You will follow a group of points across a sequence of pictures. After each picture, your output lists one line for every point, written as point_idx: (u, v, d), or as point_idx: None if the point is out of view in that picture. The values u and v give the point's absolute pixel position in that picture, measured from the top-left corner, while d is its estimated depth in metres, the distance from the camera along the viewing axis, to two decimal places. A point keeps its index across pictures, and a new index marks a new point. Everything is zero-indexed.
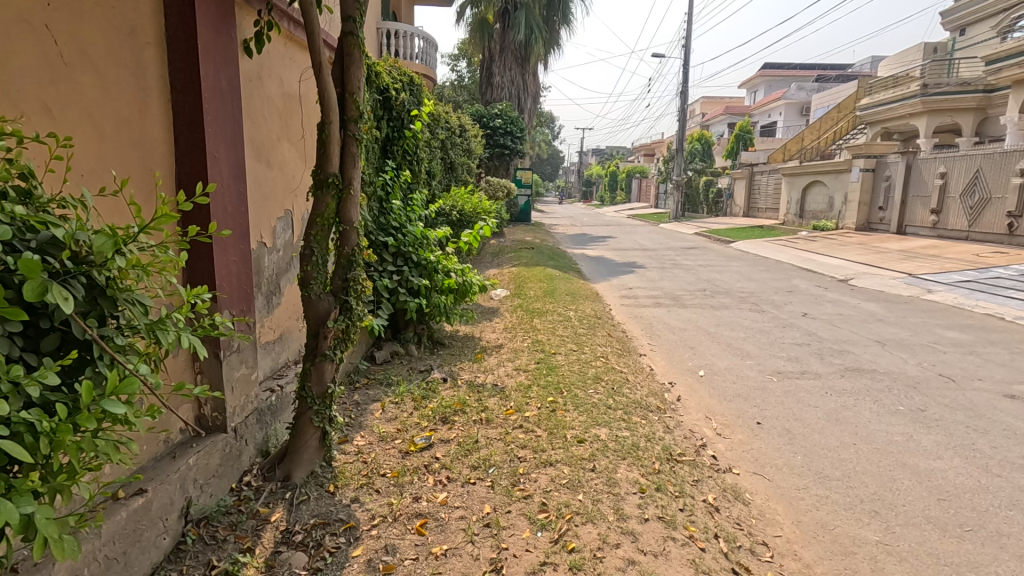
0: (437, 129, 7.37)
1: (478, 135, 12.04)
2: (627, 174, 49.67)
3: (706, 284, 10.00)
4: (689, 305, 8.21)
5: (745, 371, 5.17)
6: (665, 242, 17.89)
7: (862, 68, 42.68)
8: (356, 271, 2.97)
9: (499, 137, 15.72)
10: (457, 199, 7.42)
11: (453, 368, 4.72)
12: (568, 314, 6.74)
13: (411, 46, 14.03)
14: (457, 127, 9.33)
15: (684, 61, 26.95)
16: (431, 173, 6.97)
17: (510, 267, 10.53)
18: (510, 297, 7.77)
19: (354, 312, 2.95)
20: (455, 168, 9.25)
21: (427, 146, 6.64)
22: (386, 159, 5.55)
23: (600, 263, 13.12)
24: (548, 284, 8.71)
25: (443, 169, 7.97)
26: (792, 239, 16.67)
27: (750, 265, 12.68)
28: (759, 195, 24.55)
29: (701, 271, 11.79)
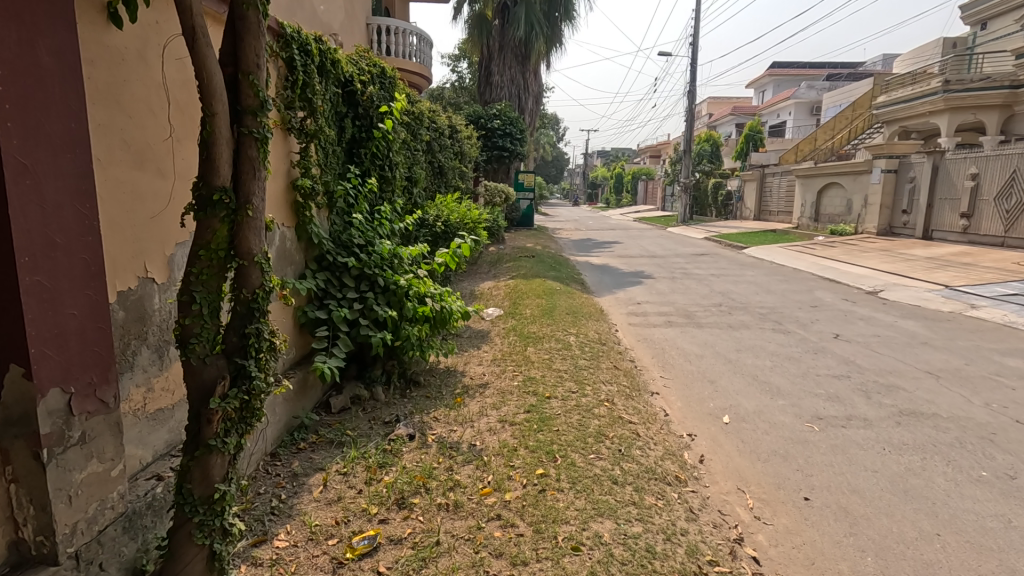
0: (419, 129, 6.53)
1: (474, 137, 11.25)
2: (633, 176, 48.74)
3: (721, 298, 9.12)
4: (704, 325, 7.33)
5: (778, 415, 4.30)
6: (673, 248, 17.00)
7: (874, 66, 41.67)
8: (259, 322, 2.14)
9: (498, 139, 14.90)
10: (442, 208, 6.59)
11: (425, 420, 3.88)
12: (568, 340, 5.87)
13: (406, 44, 13.29)
14: (446, 129, 8.50)
15: (692, 58, 26.04)
16: (411, 178, 6.15)
17: (506, 279, 9.69)
18: (503, 318, 6.90)
19: (256, 381, 2.11)
20: (444, 173, 8.41)
21: (406, 148, 5.82)
22: (352, 163, 4.73)
23: (605, 272, 12.28)
24: (547, 301, 7.85)
25: (428, 173, 7.14)
26: (808, 245, 15.73)
27: (766, 275, 11.79)
28: (770, 197, 23.62)
29: (714, 281, 10.92)
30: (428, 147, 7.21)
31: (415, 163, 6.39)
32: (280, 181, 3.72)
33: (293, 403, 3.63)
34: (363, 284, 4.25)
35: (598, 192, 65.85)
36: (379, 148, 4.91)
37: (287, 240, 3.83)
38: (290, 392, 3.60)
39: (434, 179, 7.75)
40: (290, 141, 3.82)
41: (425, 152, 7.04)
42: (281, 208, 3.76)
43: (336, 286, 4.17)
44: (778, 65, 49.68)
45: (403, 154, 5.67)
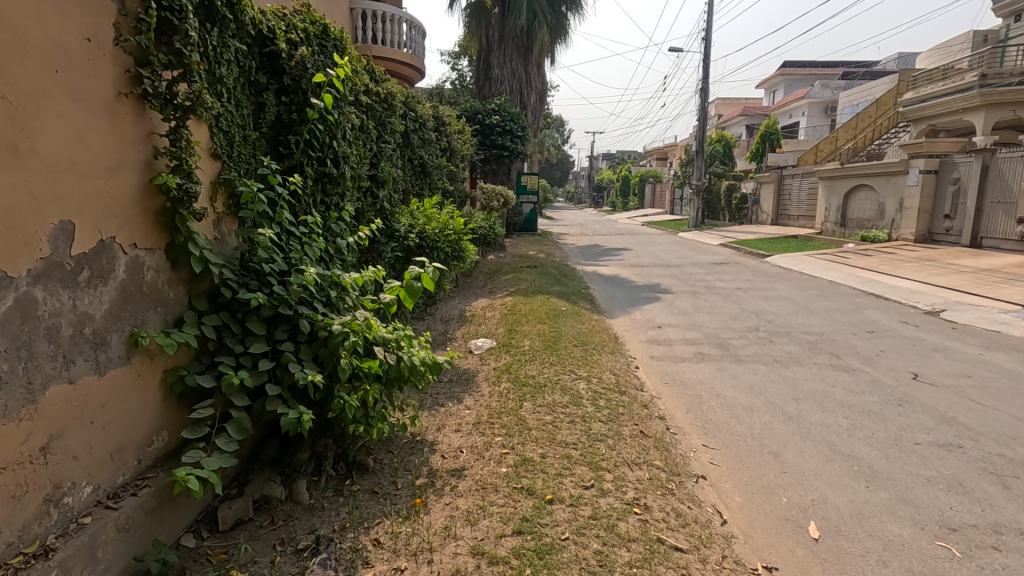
0: (386, 118, 5.17)
1: (467, 133, 9.93)
2: (640, 178, 47.30)
3: (757, 320, 7.74)
4: (744, 359, 5.95)
5: (888, 524, 2.93)
6: (688, 256, 15.61)
7: (888, 66, 40.33)
8: None
9: (497, 138, 13.51)
10: (417, 216, 5.24)
11: (359, 548, 2.53)
12: (578, 390, 4.44)
13: (398, 32, 11.97)
14: (430, 121, 7.12)
15: (705, 54, 24.61)
16: (373, 179, 4.84)
17: (503, 297, 8.37)
18: (497, 355, 5.47)
19: None
20: (425, 173, 7.03)
21: (363, 136, 4.47)
22: (276, 154, 3.41)
23: (617, 285, 10.92)
24: (551, 326, 6.52)
25: (401, 172, 5.79)
26: (838, 253, 14.32)
27: (800, 289, 10.42)
28: (789, 200, 22.23)
29: (743, 298, 9.55)
30: (402, 141, 5.86)
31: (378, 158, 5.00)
32: (130, 179, 2.36)
33: (144, 533, 2.29)
34: (277, 330, 2.90)
35: (604, 195, 64.50)
36: (320, 132, 3.55)
37: (148, 271, 2.48)
38: (136, 515, 2.26)
39: (410, 180, 6.37)
40: (150, 116, 2.47)
41: (397, 145, 5.66)
42: (134, 222, 2.38)
43: (235, 335, 2.82)
44: (789, 64, 48.29)
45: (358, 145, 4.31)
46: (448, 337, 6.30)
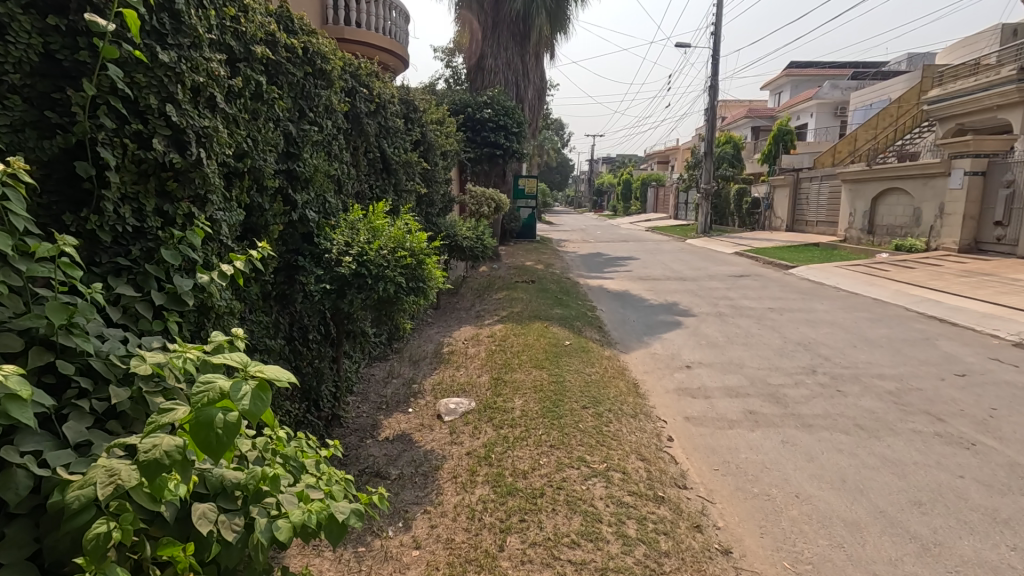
0: (311, 88, 3.60)
1: (451, 126, 8.41)
2: (643, 181, 45.74)
3: (810, 357, 6.15)
4: (813, 422, 4.39)
5: None
6: (703, 267, 14.09)
7: (898, 66, 38.95)
8: None
9: (489, 134, 11.91)
10: (356, 229, 3.68)
11: None
12: (591, 507, 2.86)
13: (386, 16, 10.22)
14: (395, 106, 5.55)
15: (714, 49, 23.16)
16: (281, 177, 3.31)
17: (492, 325, 6.83)
18: (474, 426, 3.86)
19: None
20: (385, 170, 5.44)
21: (253, 110, 2.91)
22: (46, 122, 1.86)
23: (628, 304, 9.39)
24: (551, 371, 4.99)
25: (339, 169, 4.24)
26: (872, 265, 12.76)
27: (843, 309, 8.88)
28: (806, 204, 20.75)
29: (780, 322, 8.02)
30: (345, 125, 4.32)
31: (294, 145, 3.44)
32: None
33: None
34: None
35: (605, 199, 62.97)
36: (137, 87, 1.96)
37: None
38: None
39: (360, 178, 4.83)
40: None
41: (334, 132, 4.12)
42: None
43: None
44: (796, 65, 46.91)
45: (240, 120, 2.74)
46: (415, 390, 4.71)
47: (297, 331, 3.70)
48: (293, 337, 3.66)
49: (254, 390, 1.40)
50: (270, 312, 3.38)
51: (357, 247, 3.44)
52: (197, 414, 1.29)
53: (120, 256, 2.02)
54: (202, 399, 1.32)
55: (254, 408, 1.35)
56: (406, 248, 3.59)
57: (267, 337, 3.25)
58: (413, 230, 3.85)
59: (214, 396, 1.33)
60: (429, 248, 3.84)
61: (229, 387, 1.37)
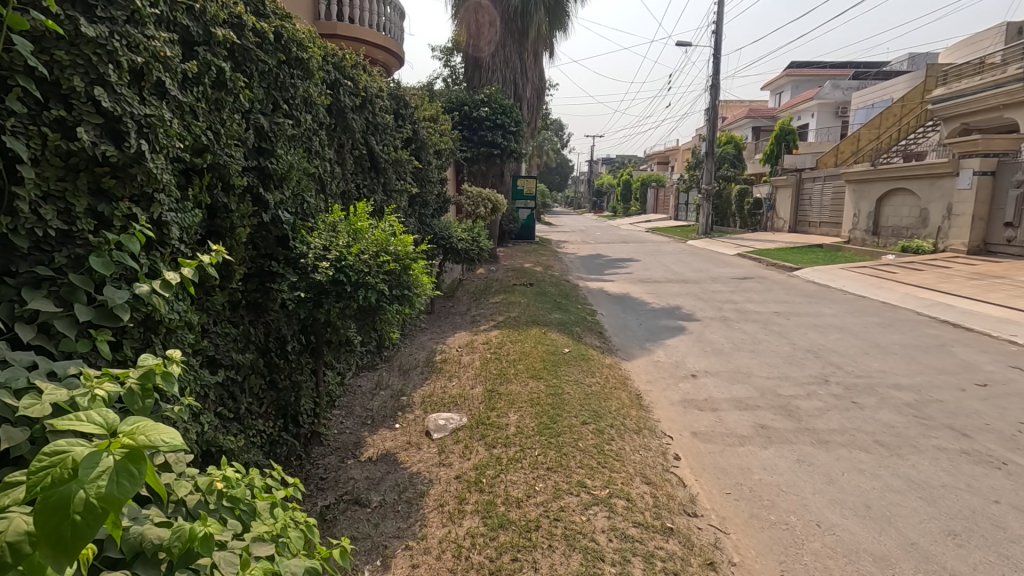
0: (286, 78, 3.30)
1: (445, 123, 8.11)
2: (642, 182, 45.44)
3: (821, 365, 5.86)
4: (829, 438, 4.10)
5: None
6: (705, 269, 13.80)
7: (900, 66, 38.72)
8: None
9: (486, 133, 11.61)
10: (334, 231, 3.38)
11: None
12: (591, 542, 2.56)
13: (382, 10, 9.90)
14: (383, 100, 5.26)
15: (715, 48, 22.87)
16: (250, 175, 3.01)
17: (488, 332, 6.53)
18: (465, 445, 3.56)
19: None
20: (372, 168, 5.14)
21: (216, 99, 2.61)
22: None
23: (629, 308, 9.09)
24: (549, 383, 4.69)
25: (318, 166, 3.93)
26: (878, 267, 12.47)
27: (852, 314, 8.59)
28: (809, 205, 20.47)
29: (787, 327, 7.73)
30: (326, 119, 4.02)
31: (266, 140, 3.14)
32: None
33: None
34: None
35: (604, 200, 62.69)
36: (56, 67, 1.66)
37: None
38: None
39: (344, 175, 4.52)
40: None
41: (314, 126, 3.82)
42: None
43: None
44: (797, 65, 46.66)
45: (197, 110, 2.45)
46: (403, 403, 4.41)
47: (272, 342, 3.41)
48: (267, 349, 3.37)
49: (121, 463, 1.06)
50: (240, 322, 3.08)
51: (335, 250, 3.15)
52: (43, 498, 0.96)
53: (41, 264, 1.71)
54: (46, 480, 0.99)
55: (117, 488, 1.01)
56: (391, 251, 3.30)
57: (235, 350, 2.95)
58: (399, 232, 3.56)
59: (65, 474, 1.01)
60: (416, 252, 3.54)
61: (84, 459, 1.03)
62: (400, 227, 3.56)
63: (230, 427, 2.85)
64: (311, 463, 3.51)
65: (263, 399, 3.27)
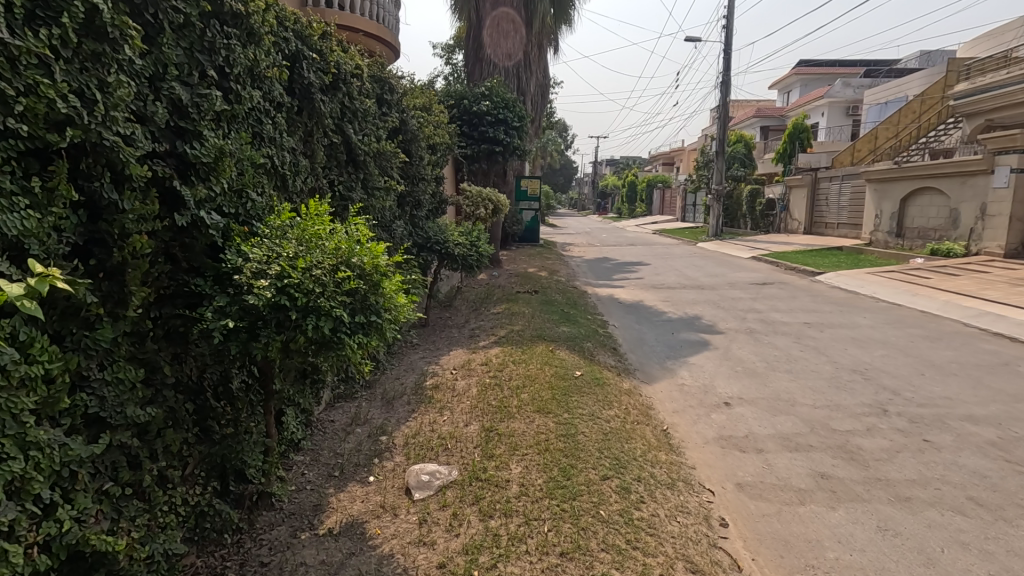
0: (217, 38, 2.52)
1: (440, 116, 7.33)
2: (648, 183, 44.55)
3: (875, 391, 5.03)
4: (910, 494, 3.28)
5: None
6: (720, 274, 13.00)
7: (911, 64, 37.84)
8: None
9: (488, 129, 10.82)
10: (281, 238, 2.58)
11: None
12: None
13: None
14: (362, 82, 4.48)
15: (725, 43, 22.06)
16: (159, 163, 2.23)
17: (487, 350, 5.74)
18: (453, 513, 2.78)
19: None
20: (347, 161, 4.37)
21: (90, 53, 1.84)
22: None
23: (643, 319, 8.30)
24: (558, 418, 3.89)
25: (271, 155, 3.14)
26: (908, 271, 11.64)
27: (891, 324, 7.77)
28: (825, 205, 19.64)
29: (822, 341, 6.92)
30: (283, 98, 3.24)
31: (185, 118, 2.36)
32: None
33: None
34: None
35: (610, 201, 61.78)
36: None
37: None
38: None
39: (308, 169, 3.74)
40: None
41: (264, 105, 3.03)
42: None
43: None
44: (806, 64, 45.70)
45: (46, 62, 1.69)
46: (381, 446, 3.61)
47: (203, 382, 2.63)
48: (194, 393, 2.59)
49: None
50: (148, 362, 2.30)
51: (278, 264, 2.35)
52: None
53: None
54: None
55: None
56: (355, 266, 2.52)
57: (136, 401, 2.16)
58: (368, 239, 2.77)
59: None
60: (391, 265, 2.76)
61: None
62: (370, 233, 2.78)
63: (124, 508, 2.08)
64: (253, 538, 2.72)
65: (186, 458, 2.50)
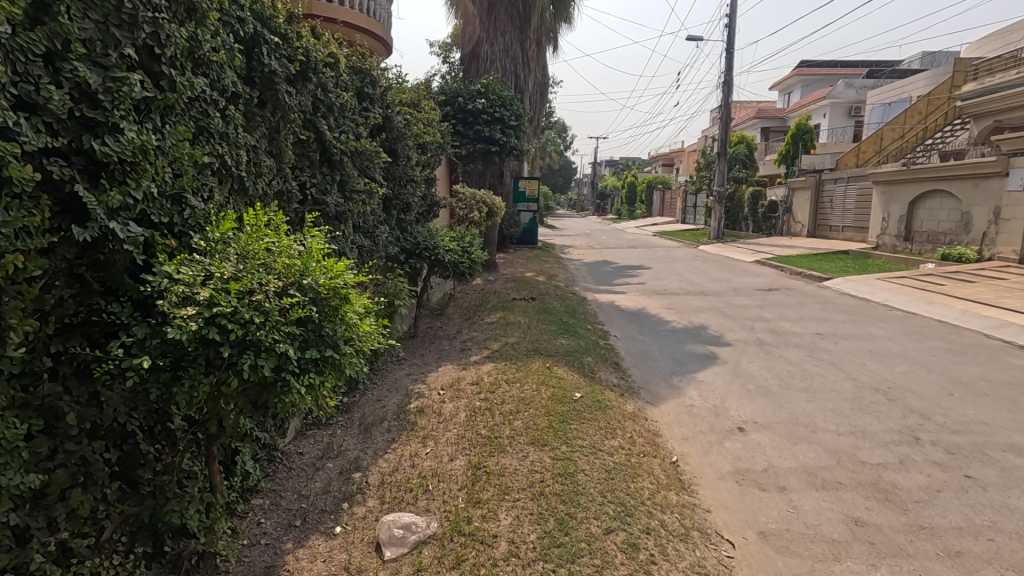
0: (138, 8, 2.06)
1: (430, 114, 6.89)
2: (648, 184, 44.12)
3: (902, 415, 4.59)
4: (959, 547, 2.84)
5: None
6: (724, 279, 12.57)
7: (914, 65, 37.46)
8: None
9: (483, 128, 10.36)
10: (217, 255, 2.13)
11: None
12: None
13: None
14: (338, 73, 4.02)
15: (727, 42, 21.64)
16: (53, 161, 1.77)
17: (479, 366, 5.30)
18: None
19: None
20: (319, 161, 3.92)
21: None
22: None
23: (645, 328, 7.86)
24: (554, 453, 3.45)
25: (217, 152, 2.68)
26: (919, 277, 11.22)
27: (909, 336, 7.33)
28: (829, 208, 19.22)
29: (837, 355, 6.49)
30: (236, 87, 2.80)
31: (95, 106, 1.91)
32: None
33: None
34: None
35: (610, 201, 61.30)
36: None
37: None
38: None
39: (270, 169, 3.30)
40: None
41: (209, 94, 2.58)
42: None
43: None
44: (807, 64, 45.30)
45: None
46: (353, 486, 3.17)
47: (131, 426, 2.18)
48: (114, 440, 2.13)
49: None
50: (48, 409, 1.85)
51: (207, 288, 1.91)
52: None
53: None
54: None
55: None
56: (307, 289, 2.08)
57: (22, 462, 1.72)
58: (327, 255, 2.34)
59: None
60: (355, 286, 2.32)
61: None
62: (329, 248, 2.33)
63: None
64: None
65: (101, 524, 2.05)
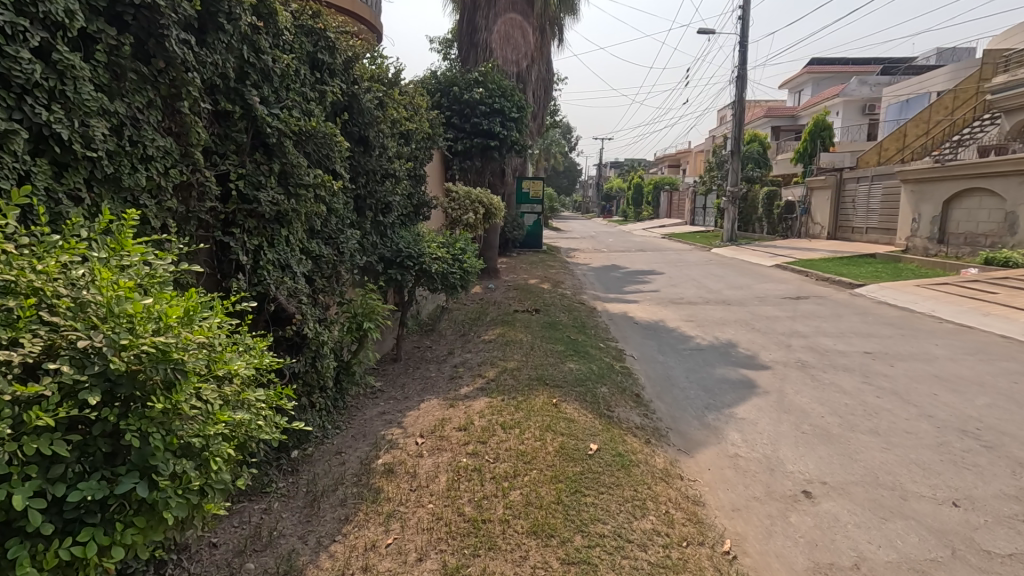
0: None
1: (414, 99, 5.93)
2: (655, 185, 43.03)
3: (1011, 471, 3.56)
4: None
5: None
6: (745, 286, 11.52)
7: (928, 61, 36.33)
8: None
9: (481, 120, 9.40)
10: None
11: None
12: None
13: None
14: (274, 30, 3.07)
15: (740, 35, 20.64)
16: None
17: (468, 403, 4.29)
18: None
19: None
20: (246, 146, 2.96)
21: None
22: None
23: (665, 346, 6.85)
24: (562, 551, 2.48)
25: (27, 121, 1.79)
26: (964, 284, 10.17)
27: (975, 355, 6.28)
28: (852, 208, 18.16)
29: (898, 382, 5.44)
30: (78, 21, 1.90)
31: None
32: None
33: None
34: None
35: (615, 203, 60.24)
36: None
37: None
38: None
39: (164, 152, 2.35)
40: None
41: (4, 20, 1.68)
42: None
43: None
44: (818, 62, 44.18)
45: None
46: None
47: None
48: None
49: None
50: None
51: None
52: None
53: None
54: None
55: None
56: (93, 356, 1.48)
57: None
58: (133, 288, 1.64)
59: None
60: (192, 345, 1.68)
61: None
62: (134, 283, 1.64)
63: None
64: None
65: None
